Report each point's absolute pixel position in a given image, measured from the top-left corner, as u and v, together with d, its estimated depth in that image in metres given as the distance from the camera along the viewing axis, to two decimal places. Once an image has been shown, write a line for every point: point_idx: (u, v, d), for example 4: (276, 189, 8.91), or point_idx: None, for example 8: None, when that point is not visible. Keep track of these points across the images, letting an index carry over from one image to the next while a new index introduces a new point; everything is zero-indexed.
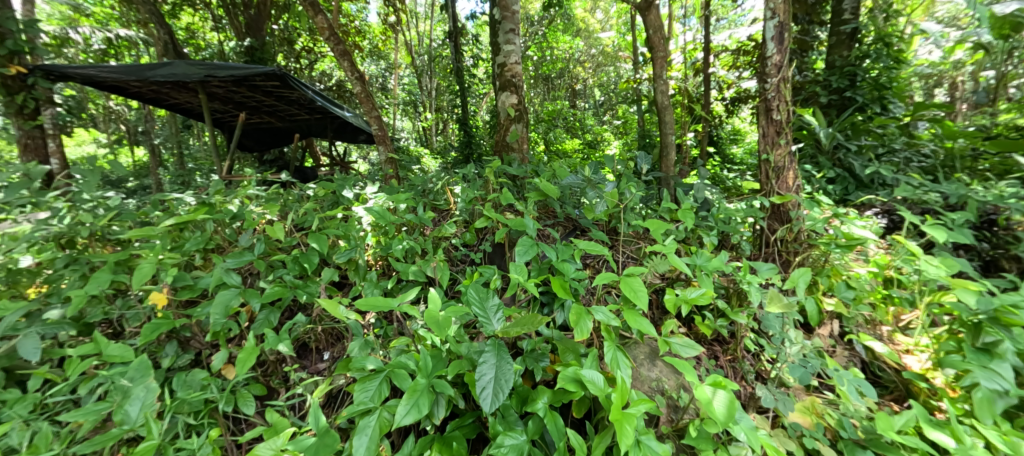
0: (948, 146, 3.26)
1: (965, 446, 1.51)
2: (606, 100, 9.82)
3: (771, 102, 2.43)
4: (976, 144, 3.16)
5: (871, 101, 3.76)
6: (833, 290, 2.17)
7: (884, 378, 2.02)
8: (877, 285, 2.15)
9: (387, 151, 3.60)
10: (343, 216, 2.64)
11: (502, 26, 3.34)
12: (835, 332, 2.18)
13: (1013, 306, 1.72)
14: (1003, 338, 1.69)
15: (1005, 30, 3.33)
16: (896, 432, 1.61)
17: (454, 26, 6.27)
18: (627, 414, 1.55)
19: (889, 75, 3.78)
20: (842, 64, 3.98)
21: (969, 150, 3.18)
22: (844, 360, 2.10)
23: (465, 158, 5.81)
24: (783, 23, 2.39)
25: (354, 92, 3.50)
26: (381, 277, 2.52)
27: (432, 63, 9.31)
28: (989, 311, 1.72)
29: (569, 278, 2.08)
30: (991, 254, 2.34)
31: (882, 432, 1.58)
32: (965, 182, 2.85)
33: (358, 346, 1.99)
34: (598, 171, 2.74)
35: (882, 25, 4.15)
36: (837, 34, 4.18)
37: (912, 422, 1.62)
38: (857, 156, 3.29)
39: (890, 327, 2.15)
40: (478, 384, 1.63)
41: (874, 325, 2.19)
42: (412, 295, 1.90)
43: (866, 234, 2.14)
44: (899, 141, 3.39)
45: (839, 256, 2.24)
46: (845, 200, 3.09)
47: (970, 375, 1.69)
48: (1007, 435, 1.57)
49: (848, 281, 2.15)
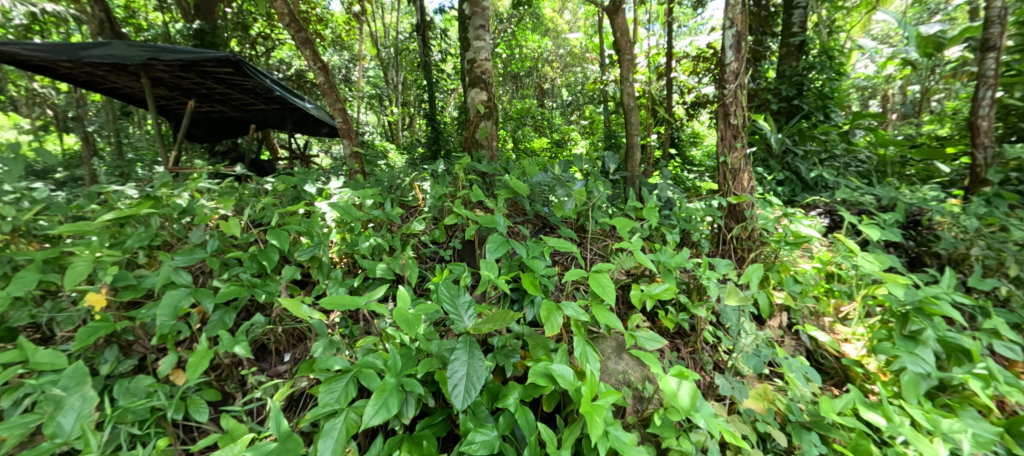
0: (881, 154, 3.58)
1: (894, 424, 1.66)
2: (574, 100, 10.01)
3: (728, 107, 2.56)
4: (904, 152, 3.52)
5: (815, 109, 4.04)
6: (782, 284, 2.35)
7: (826, 365, 2.19)
8: (820, 279, 2.34)
9: (352, 145, 3.49)
10: (305, 212, 2.54)
11: (472, 22, 3.30)
12: (784, 324, 2.36)
13: (935, 297, 1.92)
14: (926, 326, 1.89)
15: (929, 49, 3.67)
16: (837, 414, 1.74)
17: (422, 20, 6.18)
18: (597, 406, 1.59)
19: (831, 86, 4.08)
20: (791, 73, 4.23)
21: (898, 157, 3.55)
22: (792, 349, 2.28)
23: (432, 154, 5.71)
24: (740, 33, 2.52)
25: (316, 83, 3.36)
26: (346, 275, 2.45)
27: (399, 56, 9.06)
28: (915, 302, 1.92)
29: (539, 274, 2.11)
30: (916, 251, 2.57)
31: (824, 414, 1.72)
32: (896, 185, 3.14)
33: (322, 346, 1.92)
34: (567, 169, 2.79)
35: (826, 39, 4.45)
36: (787, 45, 4.45)
37: (850, 405, 1.76)
38: (803, 161, 3.53)
39: (831, 318, 2.34)
40: (450, 382, 1.62)
41: (817, 317, 2.35)
42: (380, 293, 1.86)
43: (812, 232, 2.31)
44: (839, 147, 3.67)
45: (788, 253, 2.40)
46: (793, 200, 3.32)
47: (898, 360, 1.85)
48: (930, 413, 1.76)
49: (796, 276, 2.33)
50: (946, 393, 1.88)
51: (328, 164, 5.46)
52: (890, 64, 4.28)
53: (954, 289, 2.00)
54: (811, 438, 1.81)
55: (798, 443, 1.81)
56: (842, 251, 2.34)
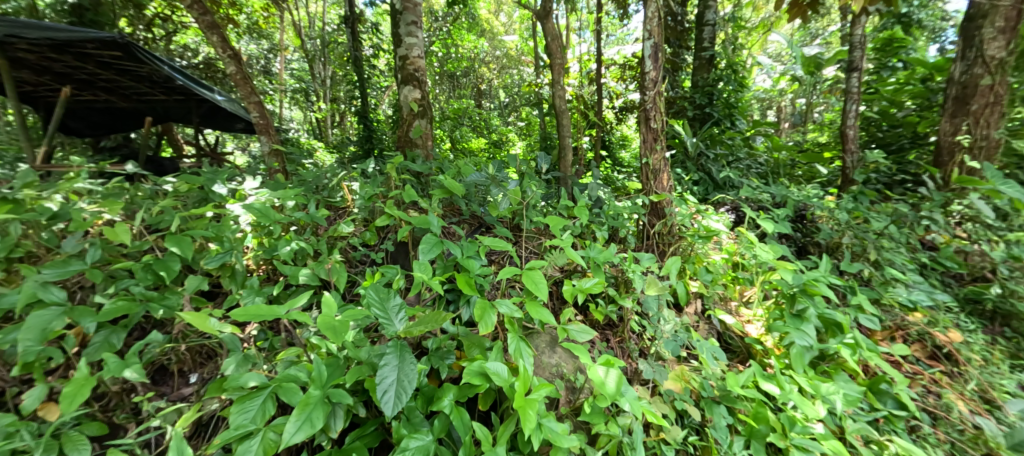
0: (776, 157, 4.06)
1: (786, 391, 1.93)
2: (510, 101, 10.08)
3: (649, 112, 2.76)
4: (793, 156, 4.05)
5: (724, 117, 4.45)
6: (697, 274, 2.56)
7: (732, 344, 2.46)
8: (727, 269, 2.60)
9: (271, 142, 3.22)
10: (214, 215, 2.30)
11: (403, 17, 3.19)
12: (697, 310, 2.58)
13: (815, 280, 2.26)
14: (809, 305, 2.21)
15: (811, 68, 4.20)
16: (741, 387, 1.98)
17: (351, 12, 5.85)
18: (529, 401, 1.64)
19: (735, 96, 4.51)
20: (704, 84, 4.65)
21: (789, 160, 4.06)
22: (705, 332, 2.50)
23: (365, 153, 5.41)
24: (658, 44, 2.72)
25: (226, 72, 3.04)
26: (264, 283, 2.26)
27: (325, 49, 8.39)
28: (800, 284, 2.23)
29: (474, 274, 2.11)
30: (802, 241, 2.98)
31: (731, 388, 1.94)
32: (788, 184, 3.60)
33: (235, 362, 1.75)
34: (502, 169, 2.82)
35: (732, 54, 4.90)
36: (699, 58, 4.87)
37: (751, 378, 2.00)
38: (714, 163, 3.90)
39: (737, 302, 2.60)
40: (379, 388, 1.57)
41: (726, 301, 2.60)
42: (303, 300, 1.74)
43: (719, 226, 2.60)
44: (743, 151, 4.08)
45: (701, 245, 2.66)
46: (706, 199, 3.63)
47: (788, 335, 2.15)
48: (812, 379, 2.05)
49: (708, 267, 2.57)
50: (825, 362, 2.20)
51: (245, 163, 4.95)
52: (779, 79, 4.92)
53: (830, 273, 2.35)
54: (721, 411, 2.02)
55: (709, 416, 2.01)
56: (744, 242, 2.63)
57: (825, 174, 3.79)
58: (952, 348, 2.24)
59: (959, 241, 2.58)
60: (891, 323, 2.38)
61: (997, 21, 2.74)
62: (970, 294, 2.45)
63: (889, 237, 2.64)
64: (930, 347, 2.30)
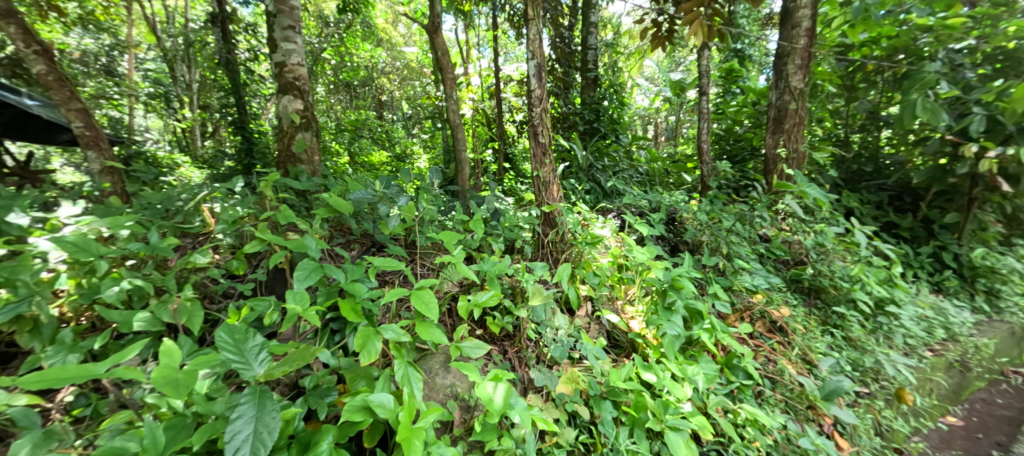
0: (652, 168, 4.55)
1: (660, 378, 2.10)
2: (411, 113, 8.19)
3: (537, 127, 2.89)
4: (665, 166, 4.62)
5: (608, 131, 4.74)
6: (586, 278, 2.74)
7: (619, 340, 2.67)
8: (614, 271, 2.84)
9: (105, 158, 2.60)
10: (8, 251, 1.78)
11: (278, 21, 2.86)
12: (588, 313, 2.73)
13: (680, 275, 2.51)
14: (676, 297, 2.46)
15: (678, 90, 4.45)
16: (622, 380, 2.10)
17: (222, 8, 4.87)
18: (415, 429, 1.52)
19: (618, 113, 4.81)
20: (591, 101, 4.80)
21: (664, 170, 4.62)
22: (595, 333, 2.65)
23: (245, 170, 4.48)
24: (540, 64, 2.88)
25: (35, 72, 2.42)
26: (86, 336, 1.80)
27: (189, 46, 5.75)
28: (667, 279, 2.44)
29: (362, 298, 1.92)
30: (675, 240, 3.36)
31: (614, 383, 2.04)
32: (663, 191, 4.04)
33: (29, 445, 1.33)
34: (392, 185, 2.67)
35: (614, 74, 5.26)
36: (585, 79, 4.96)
37: (631, 370, 2.15)
38: (602, 173, 4.19)
39: (622, 301, 2.83)
40: (229, 447, 1.30)
41: (613, 301, 2.82)
42: (132, 350, 1.32)
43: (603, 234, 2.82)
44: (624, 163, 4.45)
45: (588, 251, 2.86)
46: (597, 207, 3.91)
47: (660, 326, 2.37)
48: (681, 363, 2.24)
49: (595, 270, 2.76)
50: (692, 346, 2.45)
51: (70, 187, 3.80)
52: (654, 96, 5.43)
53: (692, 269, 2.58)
54: (607, 406, 2.13)
55: (597, 412, 2.11)
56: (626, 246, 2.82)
57: (687, 181, 4.41)
58: (783, 321, 2.62)
59: (784, 232, 3.09)
60: (741, 305, 2.73)
61: (797, 58, 3.34)
62: (795, 276, 2.96)
63: (735, 232, 3.04)
64: (769, 323, 2.68)
